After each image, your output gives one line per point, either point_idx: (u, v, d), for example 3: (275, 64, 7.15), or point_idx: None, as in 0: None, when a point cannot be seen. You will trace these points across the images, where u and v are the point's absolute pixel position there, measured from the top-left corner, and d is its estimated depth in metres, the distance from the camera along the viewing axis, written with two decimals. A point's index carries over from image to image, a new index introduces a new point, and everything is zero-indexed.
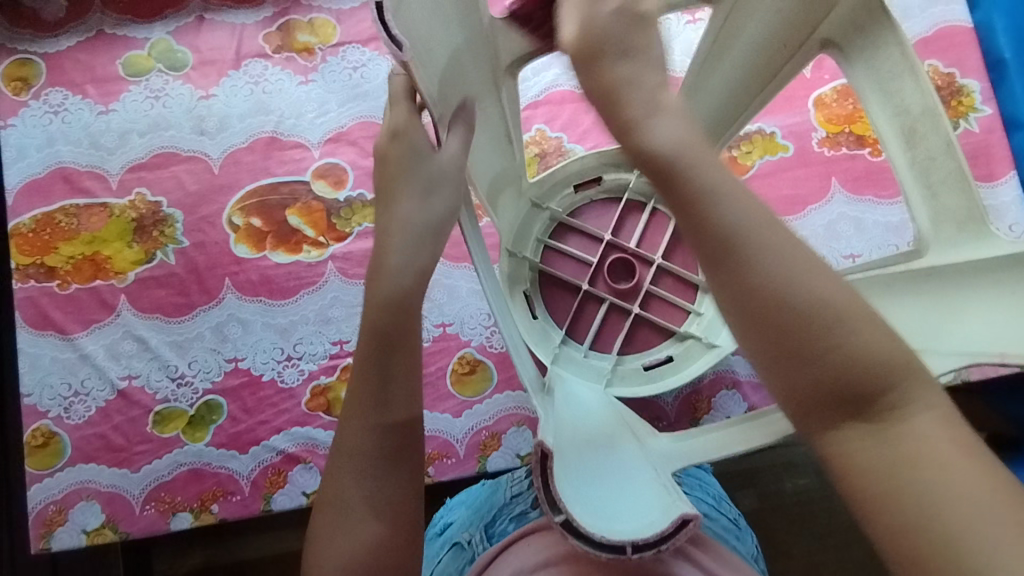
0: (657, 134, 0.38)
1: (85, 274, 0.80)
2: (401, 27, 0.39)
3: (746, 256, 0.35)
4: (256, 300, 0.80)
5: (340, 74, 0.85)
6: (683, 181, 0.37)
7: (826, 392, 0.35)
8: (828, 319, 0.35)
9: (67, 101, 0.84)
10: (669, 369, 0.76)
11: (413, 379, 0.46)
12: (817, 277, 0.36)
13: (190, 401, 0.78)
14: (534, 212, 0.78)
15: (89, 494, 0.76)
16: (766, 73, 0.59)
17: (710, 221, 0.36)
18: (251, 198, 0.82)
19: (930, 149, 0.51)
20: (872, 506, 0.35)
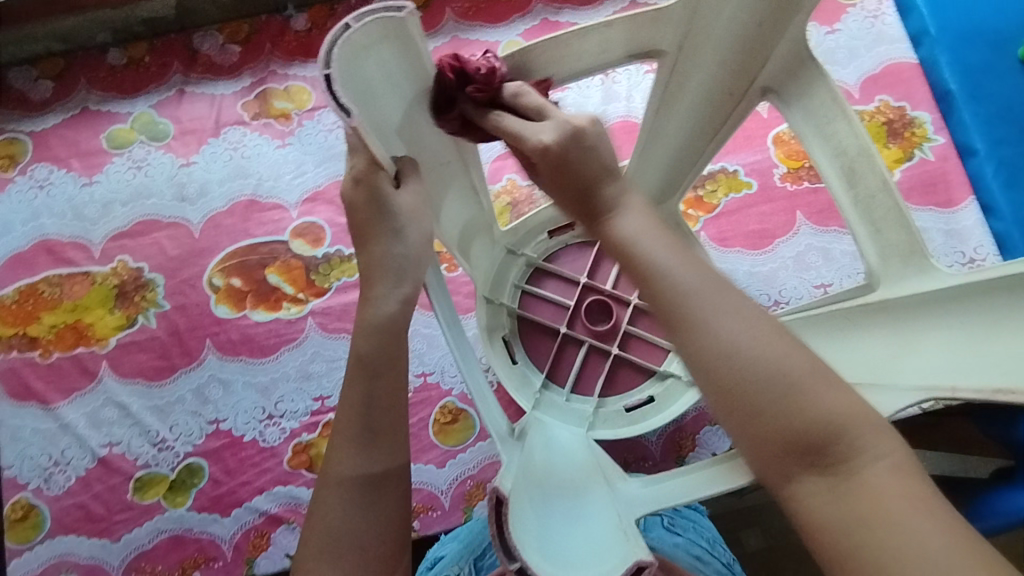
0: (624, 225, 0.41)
1: (67, 342, 0.81)
2: (351, 94, 0.41)
3: (693, 317, 0.37)
4: (237, 360, 0.80)
5: (316, 137, 0.88)
6: (643, 253, 0.39)
7: (773, 441, 0.35)
8: (779, 376, 0.35)
9: (52, 176, 0.87)
10: (650, 412, 0.76)
11: (380, 423, 0.46)
12: (753, 327, 0.36)
13: (171, 465, 0.77)
14: (509, 260, 0.80)
15: (69, 567, 0.74)
16: (714, 122, 0.62)
17: (663, 290, 0.38)
18: (232, 259, 0.84)
19: (868, 187, 0.53)
20: (834, 560, 0.33)
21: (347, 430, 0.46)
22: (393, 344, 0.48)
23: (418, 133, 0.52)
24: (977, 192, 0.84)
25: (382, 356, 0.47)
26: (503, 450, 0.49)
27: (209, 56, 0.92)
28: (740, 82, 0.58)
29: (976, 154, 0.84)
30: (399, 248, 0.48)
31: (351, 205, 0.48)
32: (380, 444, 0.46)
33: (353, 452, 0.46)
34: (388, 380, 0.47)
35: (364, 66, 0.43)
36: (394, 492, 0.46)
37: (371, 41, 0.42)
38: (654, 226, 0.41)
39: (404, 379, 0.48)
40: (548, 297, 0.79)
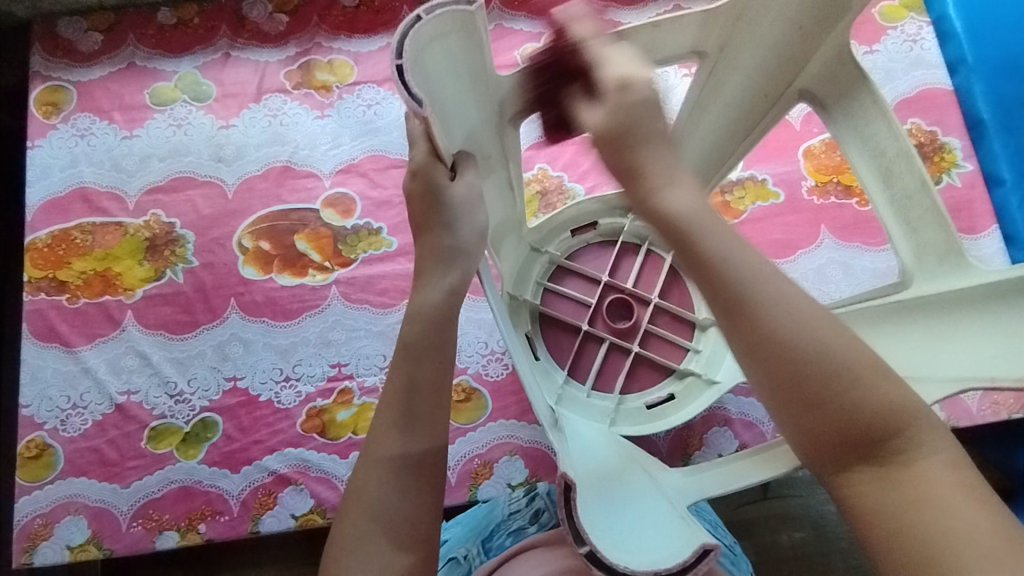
0: (673, 202, 0.41)
1: (94, 289, 0.82)
2: (420, 82, 0.43)
3: (759, 301, 0.38)
4: (260, 321, 0.82)
5: (354, 111, 0.90)
6: (695, 230, 0.40)
7: (833, 431, 0.37)
8: (837, 373, 0.36)
9: (94, 126, 0.89)
10: (671, 408, 0.76)
11: (422, 387, 0.48)
12: (814, 324, 0.37)
13: (187, 418, 0.78)
14: (535, 258, 0.80)
15: (77, 509, 0.75)
16: (747, 123, 0.64)
17: (723, 272, 0.38)
18: (262, 223, 0.85)
19: (904, 188, 0.55)
20: (880, 548, 0.36)
21: (387, 407, 0.48)
22: (441, 330, 0.50)
23: (472, 123, 0.53)
24: (1002, 221, 0.85)
25: (432, 323, 0.49)
26: (555, 443, 0.50)
27: (257, 24, 0.93)
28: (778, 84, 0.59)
29: (1003, 184, 0.85)
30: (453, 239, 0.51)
31: (409, 197, 0.52)
32: (416, 428, 0.47)
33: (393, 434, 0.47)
34: (433, 365, 0.49)
35: (432, 55, 0.45)
36: (433, 475, 0.47)
37: (439, 32, 0.44)
38: (702, 204, 0.41)
39: (444, 370, 0.50)
40: (570, 295, 0.80)
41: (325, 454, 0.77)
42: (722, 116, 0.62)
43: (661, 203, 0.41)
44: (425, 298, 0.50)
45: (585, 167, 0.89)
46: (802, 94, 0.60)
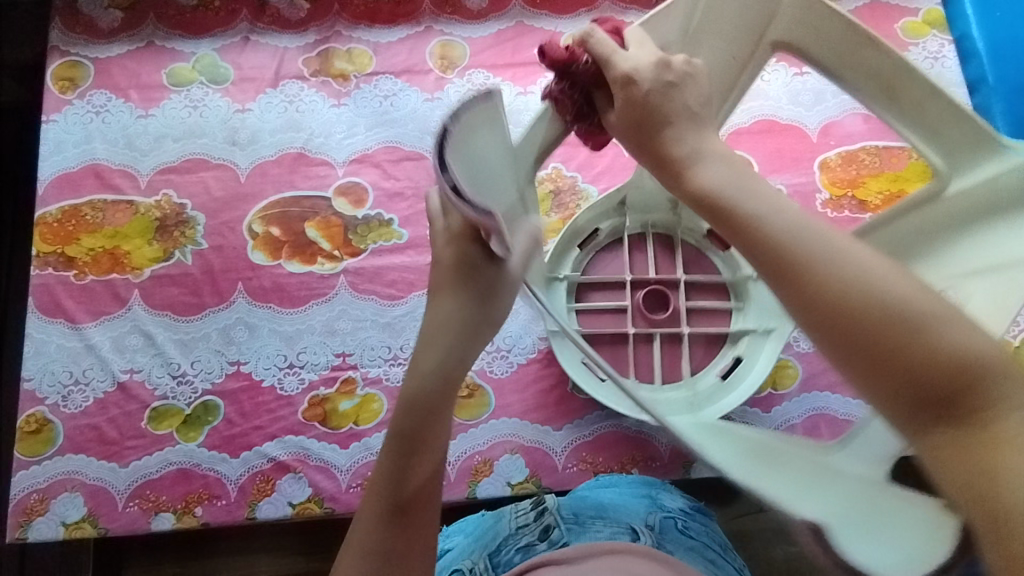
0: (704, 176, 0.44)
1: (102, 266, 0.82)
2: (465, 175, 0.41)
3: (802, 255, 0.39)
4: (266, 307, 0.81)
5: (371, 101, 0.89)
6: (729, 200, 0.42)
7: (900, 386, 0.35)
8: (900, 320, 0.36)
9: (110, 103, 0.88)
10: (740, 371, 0.75)
11: (424, 437, 0.48)
12: (867, 270, 0.37)
13: (188, 400, 0.78)
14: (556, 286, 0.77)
15: (74, 486, 0.75)
16: (724, 87, 0.60)
17: (758, 232, 0.40)
18: (273, 208, 0.85)
19: (917, 106, 0.54)
20: (975, 517, 0.33)
21: (387, 454, 0.48)
22: (431, 395, 0.48)
23: (510, 199, 0.50)
24: None
25: (440, 378, 0.48)
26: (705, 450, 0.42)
27: (278, 9, 0.93)
28: (746, 44, 0.57)
29: None
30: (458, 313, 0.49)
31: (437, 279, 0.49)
32: (414, 472, 0.48)
33: (385, 488, 0.48)
34: (436, 410, 0.48)
35: (466, 144, 0.43)
36: (422, 517, 0.48)
37: (467, 125, 0.43)
38: (733, 175, 0.44)
39: (439, 421, 0.49)
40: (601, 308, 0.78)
41: (325, 442, 0.77)
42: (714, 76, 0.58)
43: (694, 177, 0.44)
44: (438, 351, 0.48)
45: (599, 169, 0.88)
46: (780, 48, 0.57)
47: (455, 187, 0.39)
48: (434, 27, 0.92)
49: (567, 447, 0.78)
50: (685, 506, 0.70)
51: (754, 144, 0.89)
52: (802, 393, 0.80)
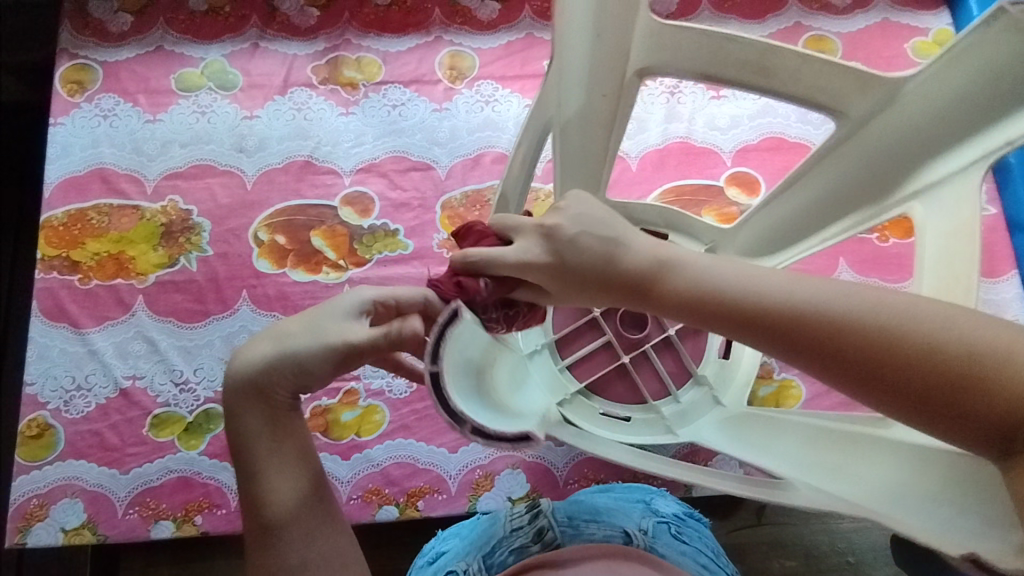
0: (682, 276, 0.45)
1: (107, 271, 0.82)
2: (473, 408, 0.46)
3: (820, 327, 0.40)
4: (270, 315, 0.81)
5: (379, 111, 0.89)
6: (711, 290, 0.44)
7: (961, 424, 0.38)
8: (943, 364, 0.38)
9: (118, 107, 0.88)
10: (737, 345, 0.75)
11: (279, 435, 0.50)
12: (889, 318, 0.39)
13: (190, 408, 0.78)
14: (539, 358, 0.72)
15: (75, 492, 0.75)
16: (604, 117, 0.62)
17: (765, 318, 0.42)
18: (280, 216, 0.85)
19: (790, 72, 0.56)
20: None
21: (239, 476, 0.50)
22: (236, 407, 0.49)
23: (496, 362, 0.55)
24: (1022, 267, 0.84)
25: (250, 388, 0.49)
26: (789, 499, 0.47)
27: (288, 16, 0.93)
28: (613, 75, 0.59)
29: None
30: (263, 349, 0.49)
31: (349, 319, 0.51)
32: (274, 478, 0.49)
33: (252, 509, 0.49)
34: (258, 418, 0.49)
35: (462, 373, 0.47)
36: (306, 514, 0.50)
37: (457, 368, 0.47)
38: (709, 263, 0.45)
39: (266, 424, 0.50)
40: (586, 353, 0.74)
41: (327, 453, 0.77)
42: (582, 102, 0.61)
43: (671, 279, 0.45)
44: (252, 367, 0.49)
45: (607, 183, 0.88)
46: (647, 75, 0.59)
47: (478, 430, 0.45)
48: (443, 37, 0.92)
49: (570, 462, 0.78)
50: (680, 511, 0.69)
51: (762, 161, 0.89)
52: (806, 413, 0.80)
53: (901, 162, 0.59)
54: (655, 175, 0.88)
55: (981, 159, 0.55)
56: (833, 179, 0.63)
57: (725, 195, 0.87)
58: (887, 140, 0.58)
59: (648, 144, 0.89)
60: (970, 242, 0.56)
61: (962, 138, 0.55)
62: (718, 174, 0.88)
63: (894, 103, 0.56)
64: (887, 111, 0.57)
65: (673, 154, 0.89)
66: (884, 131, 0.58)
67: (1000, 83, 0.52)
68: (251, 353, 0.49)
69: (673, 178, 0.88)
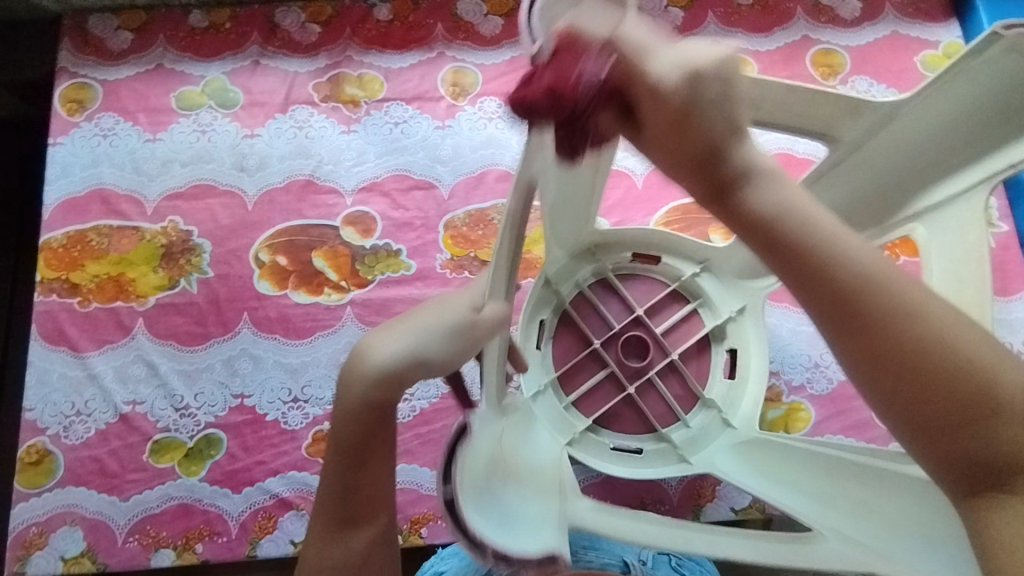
0: (760, 198, 0.35)
1: (107, 293, 0.81)
2: (486, 523, 0.45)
3: (891, 331, 0.32)
4: (271, 338, 0.80)
5: (381, 128, 0.88)
6: (804, 236, 0.33)
7: (945, 453, 0.32)
8: (969, 385, 0.31)
9: (118, 127, 0.88)
10: (742, 360, 0.74)
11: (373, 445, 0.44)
12: (943, 317, 0.32)
13: (190, 433, 0.77)
14: (543, 399, 0.71)
15: (75, 519, 0.74)
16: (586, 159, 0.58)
17: (857, 302, 0.32)
18: (281, 237, 0.84)
19: (779, 104, 0.51)
20: None
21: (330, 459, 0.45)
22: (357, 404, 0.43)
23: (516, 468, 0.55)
24: None
25: (383, 380, 0.43)
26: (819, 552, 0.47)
27: (289, 33, 0.92)
28: None
29: None
30: (414, 344, 0.43)
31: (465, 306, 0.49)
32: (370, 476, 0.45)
33: (331, 542, 0.45)
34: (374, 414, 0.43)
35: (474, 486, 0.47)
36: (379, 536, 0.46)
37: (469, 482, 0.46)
38: (793, 190, 0.35)
39: (386, 466, 0.46)
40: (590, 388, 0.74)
41: None
42: None
43: (748, 198, 0.35)
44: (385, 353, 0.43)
45: (613, 201, 0.86)
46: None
47: (500, 554, 0.43)
48: (446, 53, 0.91)
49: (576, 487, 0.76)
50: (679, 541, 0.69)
51: None
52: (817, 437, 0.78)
53: (896, 191, 0.55)
54: (662, 193, 0.86)
55: (985, 181, 0.49)
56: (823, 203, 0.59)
57: None
58: (886, 159, 0.53)
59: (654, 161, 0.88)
60: (978, 271, 0.50)
61: (963, 161, 0.50)
62: None
63: (891, 124, 0.51)
64: (882, 130, 0.51)
65: None
66: (877, 154, 0.53)
67: (1001, 113, 0.47)
68: (385, 346, 0.43)
69: (681, 195, 0.86)
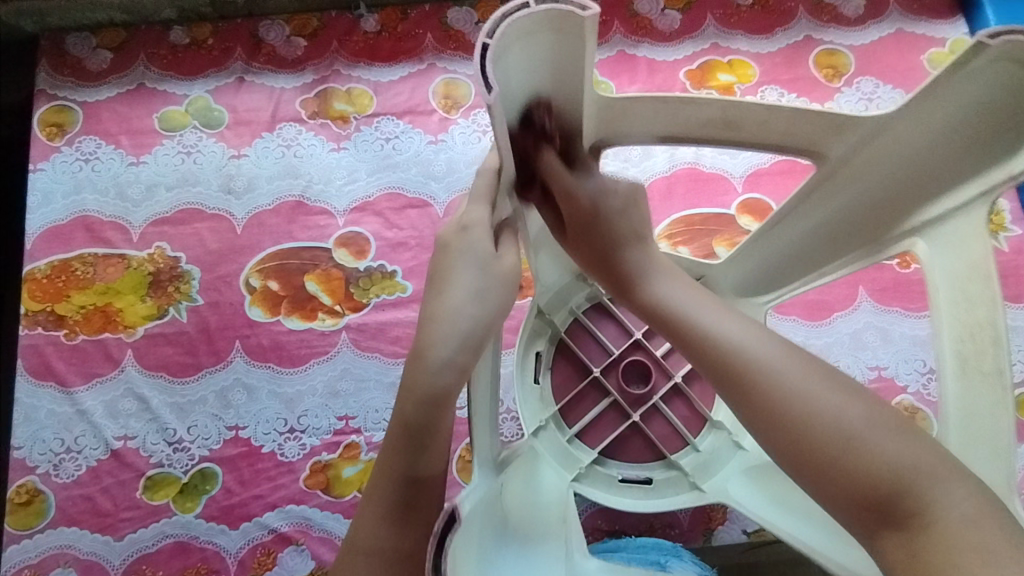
0: (660, 289, 0.46)
1: (94, 325, 0.79)
2: None
3: (758, 381, 0.38)
4: (265, 366, 0.78)
5: (372, 145, 0.85)
6: (675, 312, 0.44)
7: (836, 491, 0.36)
8: (843, 434, 0.36)
9: (99, 150, 0.85)
10: None
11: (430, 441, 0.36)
12: (806, 377, 0.37)
13: (185, 468, 0.75)
14: (544, 434, 0.71)
15: (68, 561, 0.72)
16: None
17: (725, 361, 0.40)
18: (271, 261, 0.81)
19: (758, 124, 0.48)
20: None
21: (386, 463, 0.37)
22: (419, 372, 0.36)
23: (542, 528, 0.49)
24: None
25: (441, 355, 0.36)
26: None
27: (274, 47, 0.89)
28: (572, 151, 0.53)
29: None
30: (477, 307, 0.37)
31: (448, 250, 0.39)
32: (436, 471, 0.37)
33: (383, 527, 0.36)
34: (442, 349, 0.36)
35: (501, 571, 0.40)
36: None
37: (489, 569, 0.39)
38: (687, 292, 0.46)
39: (446, 447, 0.38)
40: (593, 418, 0.74)
41: (327, 512, 0.73)
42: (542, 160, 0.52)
43: (649, 287, 0.47)
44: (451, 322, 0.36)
45: None
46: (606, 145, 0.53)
47: None
48: (436, 64, 0.88)
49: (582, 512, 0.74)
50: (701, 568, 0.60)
51: (776, 186, 0.84)
52: None
53: (891, 207, 0.50)
54: (664, 205, 0.84)
55: (984, 195, 0.45)
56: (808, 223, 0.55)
57: (738, 225, 0.83)
58: (877, 174, 0.49)
59: (655, 172, 0.85)
60: (983, 292, 0.44)
61: (961, 175, 0.45)
62: (729, 202, 0.84)
63: (878, 138, 0.46)
64: (869, 144, 0.47)
65: (681, 181, 0.84)
66: (869, 166, 0.49)
67: (999, 121, 0.42)
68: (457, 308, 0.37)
69: (683, 207, 0.84)
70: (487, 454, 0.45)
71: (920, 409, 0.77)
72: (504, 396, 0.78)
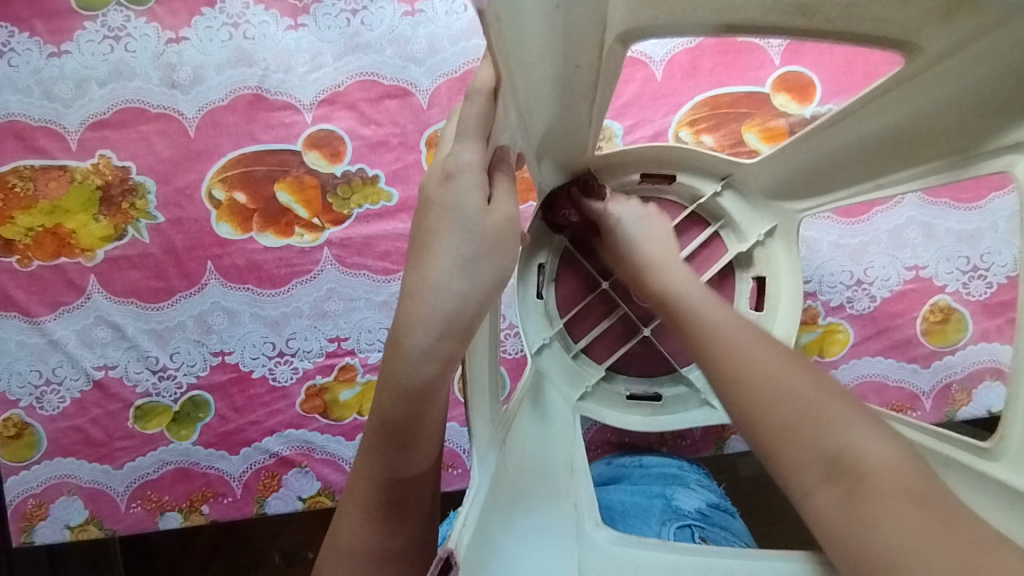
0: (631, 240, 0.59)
1: (47, 249, 0.70)
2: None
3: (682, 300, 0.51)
4: (243, 288, 0.71)
5: (335, 19, 0.71)
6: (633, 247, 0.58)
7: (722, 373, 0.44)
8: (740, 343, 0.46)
9: (10, 38, 0.70)
10: (771, 289, 0.65)
11: (413, 432, 0.37)
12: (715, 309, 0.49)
13: (174, 397, 0.71)
14: (550, 353, 0.65)
15: (71, 489, 0.71)
16: (583, 87, 0.46)
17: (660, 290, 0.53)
18: (234, 168, 0.71)
19: (844, 9, 0.38)
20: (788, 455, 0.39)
21: (368, 449, 0.38)
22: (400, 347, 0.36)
23: (544, 486, 0.44)
24: None
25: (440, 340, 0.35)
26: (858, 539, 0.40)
27: None
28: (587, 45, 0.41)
29: None
30: (465, 282, 0.36)
31: (432, 203, 0.37)
32: (416, 462, 0.37)
33: (372, 527, 0.38)
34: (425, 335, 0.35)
35: (496, 542, 0.36)
36: (412, 565, 0.39)
37: (483, 546, 0.34)
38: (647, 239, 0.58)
39: (434, 440, 0.38)
40: (601, 332, 0.68)
41: (329, 435, 0.71)
42: (549, 64, 0.42)
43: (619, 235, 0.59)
44: (436, 302, 0.36)
45: (626, 98, 0.71)
46: (631, 37, 0.42)
47: None
48: None
49: (590, 428, 0.72)
50: (704, 506, 0.61)
51: (820, 56, 0.71)
52: (852, 359, 0.71)
53: (971, 122, 0.42)
54: (686, 85, 0.71)
55: None
56: (851, 137, 0.51)
57: (772, 105, 0.71)
58: (953, 89, 0.42)
59: (677, 43, 0.71)
60: None
61: None
62: (764, 77, 0.71)
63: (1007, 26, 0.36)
64: (977, 43, 0.38)
65: (708, 54, 0.71)
66: (959, 73, 0.41)
67: None
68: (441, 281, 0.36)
69: (709, 86, 0.71)
70: (488, 424, 0.39)
71: (956, 309, 0.71)
72: (507, 309, 0.72)
